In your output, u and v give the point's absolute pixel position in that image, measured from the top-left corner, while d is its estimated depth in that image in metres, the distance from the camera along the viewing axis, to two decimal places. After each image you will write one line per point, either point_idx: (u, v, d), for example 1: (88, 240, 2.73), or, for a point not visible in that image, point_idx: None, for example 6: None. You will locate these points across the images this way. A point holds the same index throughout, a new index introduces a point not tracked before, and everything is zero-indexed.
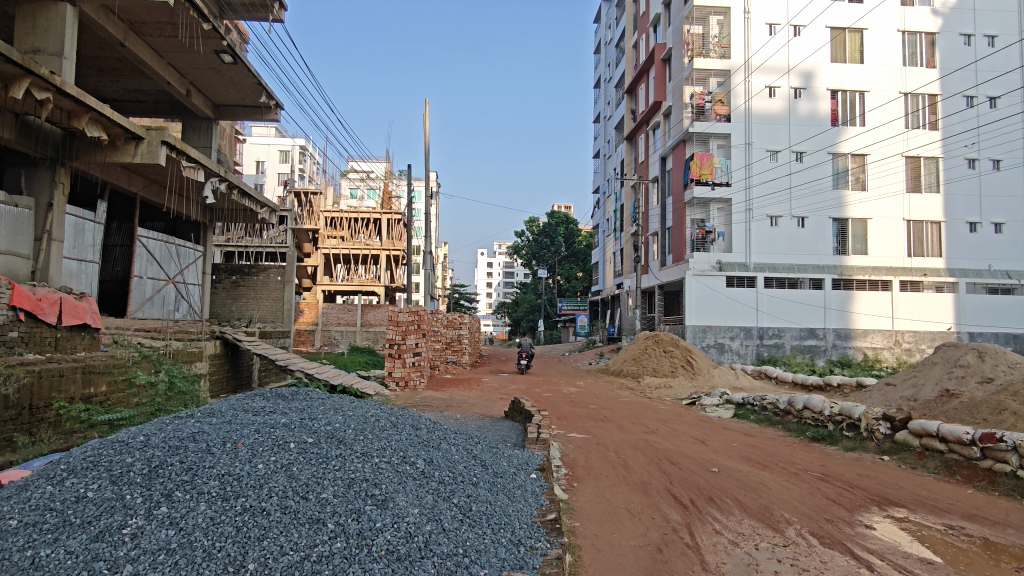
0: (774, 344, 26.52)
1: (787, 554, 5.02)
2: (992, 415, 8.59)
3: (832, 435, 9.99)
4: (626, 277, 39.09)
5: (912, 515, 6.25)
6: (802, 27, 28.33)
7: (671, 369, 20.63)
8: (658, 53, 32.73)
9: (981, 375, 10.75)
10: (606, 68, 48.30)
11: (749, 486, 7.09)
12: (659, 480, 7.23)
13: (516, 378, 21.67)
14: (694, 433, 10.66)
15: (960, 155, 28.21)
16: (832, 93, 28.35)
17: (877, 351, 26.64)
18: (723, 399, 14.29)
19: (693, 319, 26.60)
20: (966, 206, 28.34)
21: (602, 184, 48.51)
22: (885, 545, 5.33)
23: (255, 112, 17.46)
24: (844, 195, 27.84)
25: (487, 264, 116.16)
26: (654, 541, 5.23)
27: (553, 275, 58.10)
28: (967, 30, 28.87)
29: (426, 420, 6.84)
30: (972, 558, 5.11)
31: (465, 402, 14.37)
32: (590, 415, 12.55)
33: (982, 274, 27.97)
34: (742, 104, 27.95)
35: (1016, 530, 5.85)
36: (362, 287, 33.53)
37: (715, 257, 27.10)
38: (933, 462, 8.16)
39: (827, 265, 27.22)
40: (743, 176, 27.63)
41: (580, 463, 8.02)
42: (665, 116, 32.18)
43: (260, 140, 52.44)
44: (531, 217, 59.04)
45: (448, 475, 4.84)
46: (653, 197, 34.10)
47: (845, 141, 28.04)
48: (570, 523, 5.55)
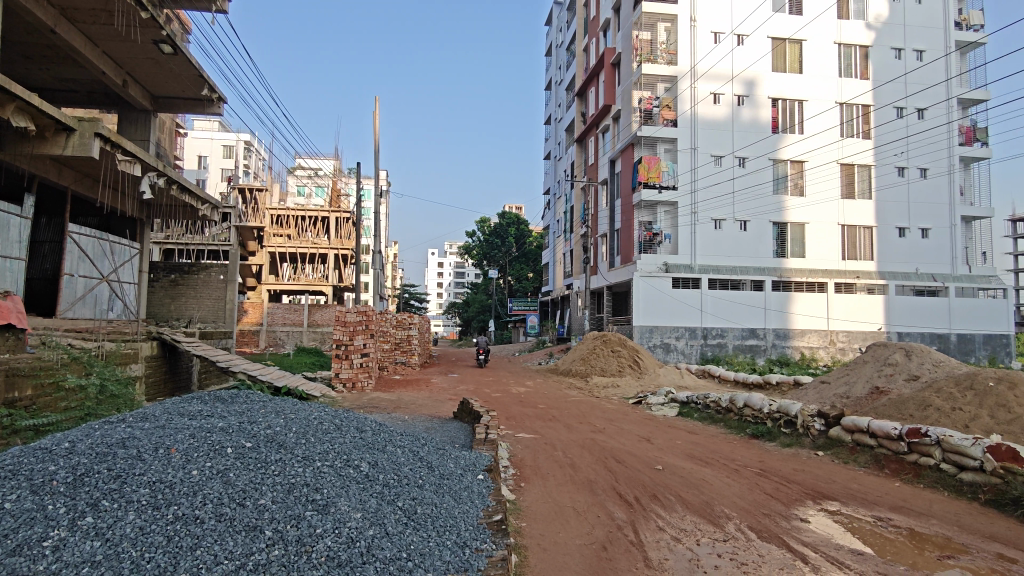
0: (717, 344, 27.13)
1: (726, 548, 5.16)
2: (918, 411, 9.04)
3: (770, 432, 10.33)
4: (575, 277, 39.49)
5: (844, 508, 6.51)
6: (745, 37, 29.26)
7: (619, 369, 20.92)
8: (608, 57, 33.20)
9: (907, 373, 11.30)
10: (557, 70, 48.73)
11: (692, 483, 7.25)
12: (605, 478, 7.32)
13: (465, 379, 21.61)
14: (639, 432, 10.82)
15: (890, 164, 29.82)
16: (773, 101, 29.33)
17: (813, 351, 27.67)
18: (668, 398, 14.59)
19: (640, 319, 26.94)
20: (896, 212, 29.76)
21: (553, 185, 48.98)
22: (818, 538, 5.53)
23: (196, 105, 16.86)
24: (783, 199, 28.86)
25: (437, 264, 115.49)
26: (599, 539, 5.30)
27: (503, 276, 58.28)
28: (898, 44, 30.29)
29: (371, 422, 6.77)
30: (899, 548, 5.37)
31: (413, 403, 14.22)
32: (539, 415, 12.58)
33: (910, 277, 29.42)
34: (689, 110, 28.61)
35: (940, 521, 6.15)
36: (309, 286, 32.85)
37: (662, 259, 27.71)
38: (865, 457, 8.52)
39: (767, 268, 28.44)
40: (689, 181, 28.31)
41: (527, 463, 8.05)
42: (614, 120, 32.69)
43: (203, 134, 50.81)
44: (482, 218, 59.10)
45: (392, 478, 4.79)
46: (602, 198, 34.54)
47: (784, 148, 29.09)
48: (517, 523, 5.56)
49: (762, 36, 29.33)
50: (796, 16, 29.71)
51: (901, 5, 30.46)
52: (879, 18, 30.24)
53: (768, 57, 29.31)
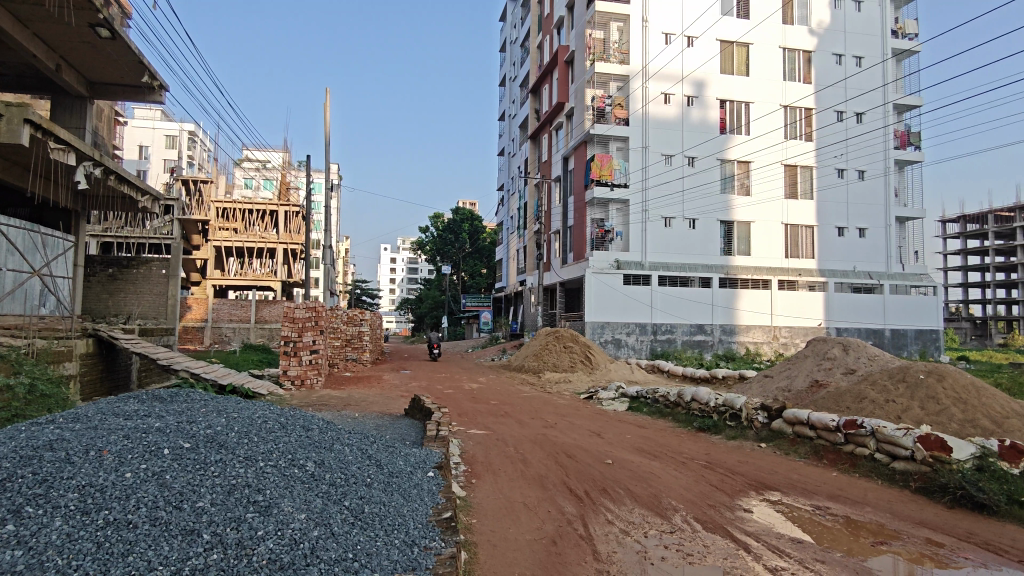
0: (667, 339, 27.62)
1: (673, 540, 5.27)
2: (854, 403, 9.42)
3: (716, 425, 10.59)
4: (529, 274, 39.62)
5: (785, 498, 6.73)
6: (695, 39, 29.88)
7: (571, 365, 21.12)
8: (562, 55, 33.41)
9: (845, 367, 11.78)
10: (511, 67, 48.77)
11: (641, 476, 7.38)
12: (556, 473, 7.38)
13: (417, 376, 21.44)
14: (590, 427, 10.92)
15: (830, 166, 30.96)
16: (721, 103, 30.05)
17: (758, 346, 28.50)
18: (619, 393, 14.80)
19: (592, 315, 27.20)
20: (835, 212, 30.92)
21: (506, 182, 49.06)
22: (761, 527, 5.69)
23: (136, 92, 16.16)
24: (730, 198, 29.63)
25: (390, 260, 114.26)
26: (549, 533, 5.34)
27: (457, 272, 58.06)
28: (839, 50, 31.42)
29: (319, 420, 6.62)
30: (836, 535, 5.58)
31: (364, 400, 14.02)
32: (491, 411, 12.57)
33: (848, 275, 30.65)
34: (640, 109, 29.04)
35: (874, 508, 6.42)
36: (256, 282, 31.94)
37: (613, 256, 28.08)
38: (804, 448, 8.84)
39: (714, 265, 29.10)
40: (640, 179, 28.80)
41: (478, 459, 8.05)
42: (567, 117, 32.91)
43: (143, 123, 48.76)
44: (435, 213, 58.72)
45: (340, 477, 4.70)
46: (555, 195, 34.73)
47: (731, 149, 29.83)
48: (467, 520, 5.54)
49: (711, 38, 29.99)
50: (743, 19, 30.48)
51: (841, 13, 31.63)
52: (821, 24, 31.31)
53: (716, 60, 30.00)
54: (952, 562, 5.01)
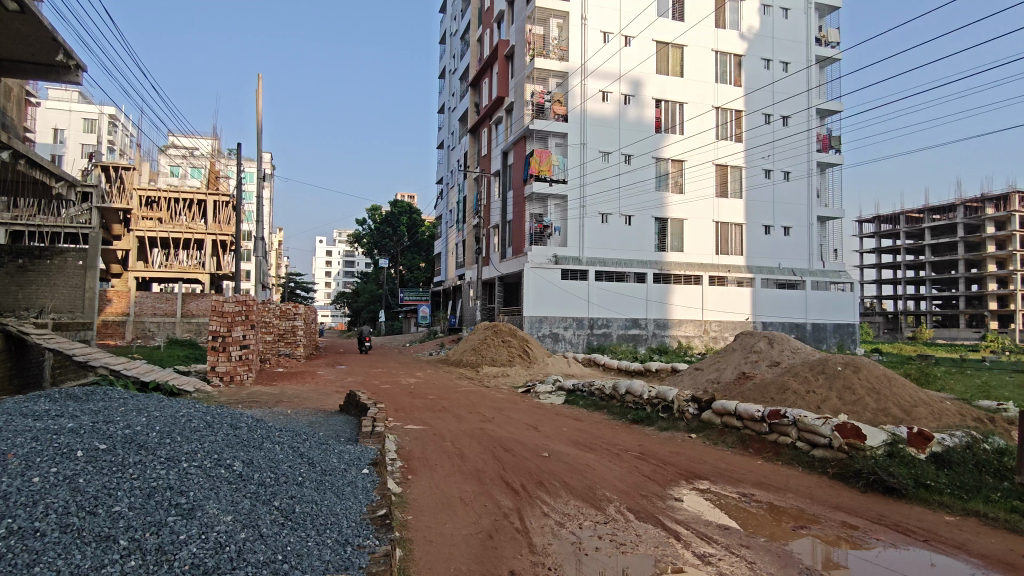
0: (603, 333, 28.13)
1: (607, 530, 5.38)
2: (778, 394, 9.86)
3: (649, 417, 10.88)
4: (467, 268, 39.53)
5: (713, 486, 6.98)
6: (632, 38, 30.42)
7: (509, 359, 21.24)
8: (502, 49, 33.35)
9: (770, 359, 12.30)
10: (451, 59, 48.39)
11: (576, 468, 7.51)
12: (493, 467, 7.41)
13: (353, 371, 21.09)
14: (527, 420, 11.03)
15: (758, 167, 32.23)
16: (656, 102, 30.74)
17: (689, 340, 29.40)
18: (556, 386, 14.99)
19: (530, 309, 27.38)
20: (762, 211, 32.24)
21: (445, 175, 48.72)
22: (690, 515, 5.89)
23: (50, 72, 15.11)
24: (664, 196, 30.42)
25: (325, 252, 111.52)
26: (486, 528, 5.35)
27: (394, 265, 57.31)
28: (767, 55, 32.66)
29: (248, 417, 6.39)
30: (760, 521, 5.83)
31: (297, 396, 13.68)
32: (429, 406, 12.49)
33: (774, 272, 31.95)
34: (579, 106, 29.39)
35: (795, 494, 6.75)
36: (183, 274, 30.55)
37: (551, 251, 28.30)
38: (732, 438, 9.18)
39: (649, 261, 29.79)
40: (577, 175, 29.18)
41: (415, 455, 7.98)
42: (507, 112, 32.97)
43: (58, 105, 45.73)
44: (373, 205, 57.70)
45: (269, 477, 4.56)
46: (494, 190, 34.79)
47: (666, 147, 30.58)
48: (402, 517, 5.48)
49: (647, 38, 30.59)
50: (678, 21, 31.23)
51: (770, 19, 32.89)
52: (751, 29, 32.51)
53: (652, 60, 30.66)
54: (864, 543, 5.32)
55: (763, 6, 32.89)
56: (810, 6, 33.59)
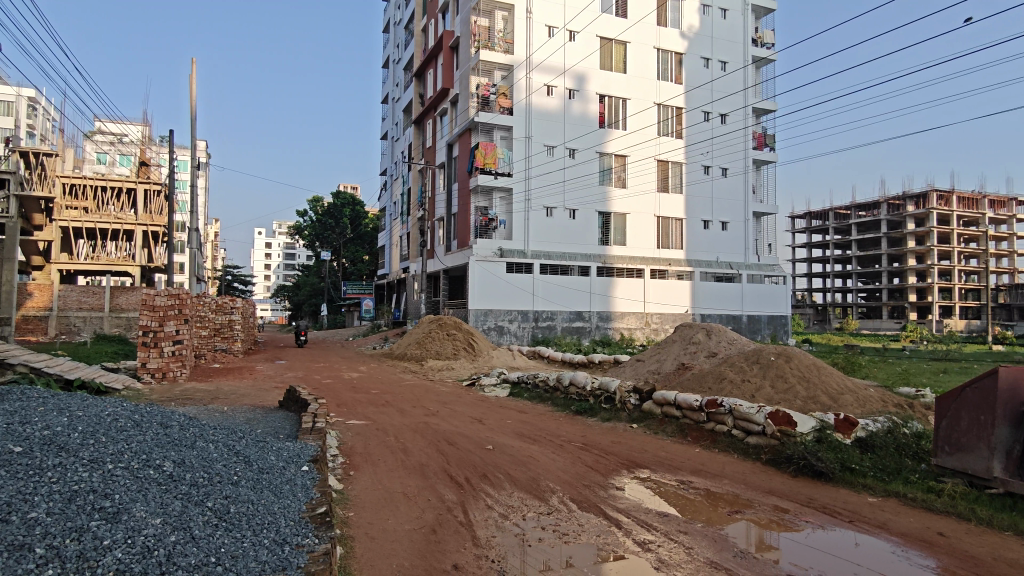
0: (547, 326, 28.36)
1: (550, 521, 5.43)
2: (715, 383, 10.19)
3: (592, 408, 11.06)
4: (412, 261, 39.12)
5: (653, 475, 7.15)
6: (576, 33, 30.60)
7: (453, 352, 21.15)
8: (446, 40, 33.01)
9: (708, 350, 12.68)
10: (395, 49, 47.63)
11: (520, 460, 7.54)
12: (437, 461, 7.36)
13: (293, 366, 20.57)
14: (472, 413, 11.02)
15: (698, 163, 33.06)
16: (600, 97, 31.08)
17: (631, 331, 30.01)
18: (500, 379, 15.06)
19: (475, 302, 27.30)
20: (701, 206, 33.11)
21: (389, 166, 48.04)
22: (631, 503, 6.02)
23: None
24: (607, 190, 30.83)
25: (264, 245, 108.43)
26: (429, 522, 5.32)
27: (337, 258, 56.21)
28: (706, 54, 33.51)
29: (180, 416, 6.14)
30: (698, 507, 6.00)
31: (233, 393, 13.24)
32: (372, 400, 12.33)
33: (712, 265, 32.74)
34: (524, 99, 29.43)
35: (731, 480, 6.99)
36: (111, 266, 29.06)
37: (496, 244, 28.26)
38: (671, 427, 9.42)
39: (592, 254, 30.17)
40: (522, 168, 29.25)
41: (357, 450, 7.86)
42: (452, 104, 32.69)
43: None
44: (314, 196, 56.37)
45: (202, 477, 4.40)
46: (439, 181, 34.52)
47: (609, 142, 31.02)
48: (343, 514, 5.39)
49: (591, 34, 30.88)
50: (621, 18, 31.61)
51: (709, 19, 33.74)
52: (691, 28, 33.27)
53: (596, 55, 30.98)
54: (795, 525, 5.55)
55: (702, 6, 33.69)
56: (747, 7, 34.62)
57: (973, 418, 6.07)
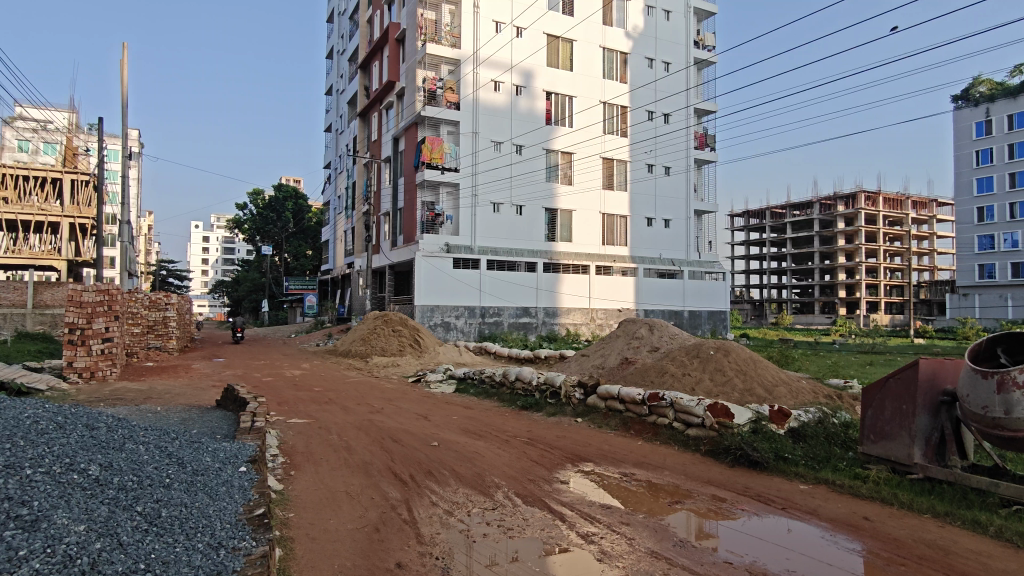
0: (494, 322, 28.41)
1: (495, 516, 5.44)
2: (657, 377, 10.43)
3: (537, 403, 11.16)
4: (357, 256, 38.48)
5: (597, 467, 7.26)
6: (523, 30, 30.67)
7: (399, 348, 20.92)
8: (392, 32, 32.58)
9: (650, 345, 12.96)
10: (339, 39, 46.70)
11: (465, 456, 7.52)
12: (381, 459, 7.27)
13: (231, 364, 19.91)
14: (417, 409, 10.93)
15: (641, 162, 33.69)
16: (547, 94, 31.26)
17: (577, 327, 30.36)
18: (446, 375, 15.00)
19: (422, 298, 27.05)
20: (645, 204, 33.76)
21: (333, 160, 47.07)
22: (575, 497, 6.09)
23: None
24: (554, 187, 31.05)
25: (201, 238, 104.61)
26: (372, 520, 5.25)
27: (279, 253, 54.78)
28: (650, 54, 34.16)
29: (109, 416, 5.86)
30: (641, 498, 6.13)
31: (168, 392, 12.73)
32: (314, 398, 12.08)
33: (655, 262, 33.59)
34: (471, 94, 29.37)
35: (671, 471, 7.16)
36: (35, 260, 27.21)
37: (443, 240, 28.04)
38: (615, 420, 9.58)
39: (539, 251, 30.35)
40: (469, 163, 29.14)
41: (298, 449, 7.68)
42: (398, 97, 32.26)
43: None
44: (254, 189, 54.78)
45: (131, 481, 4.21)
46: (385, 176, 34.07)
47: (556, 139, 31.27)
48: (284, 515, 5.26)
49: (538, 31, 31.02)
50: (567, 16, 31.86)
51: (653, 20, 34.42)
52: (635, 28, 33.85)
53: (542, 52, 31.13)
54: (731, 514, 5.73)
55: (646, 7, 34.32)
56: (688, 10, 35.49)
57: (896, 408, 6.42)
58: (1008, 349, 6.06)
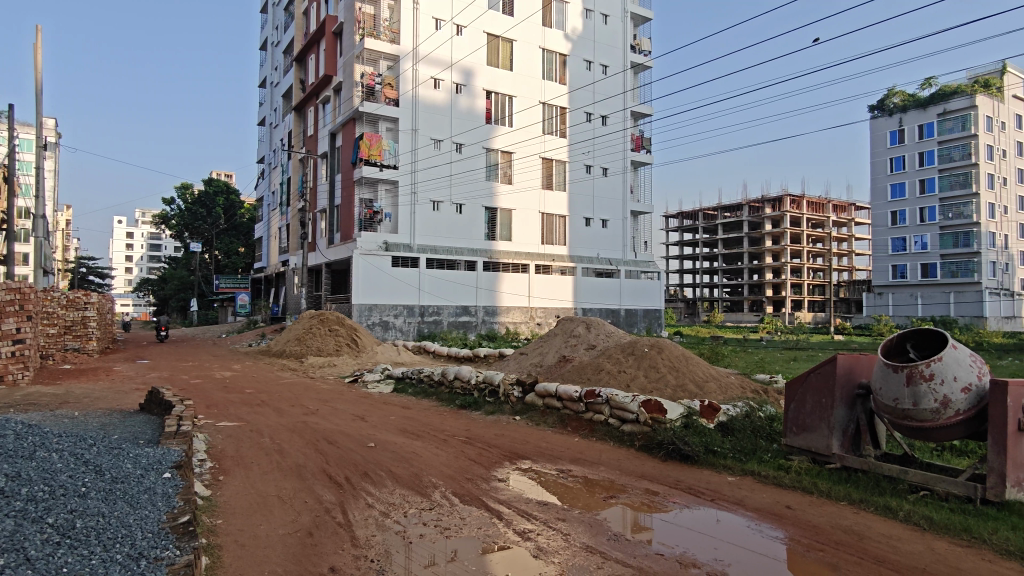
0: (434, 320, 28.23)
1: (432, 516, 5.40)
2: (593, 374, 10.60)
3: (476, 402, 11.16)
4: (292, 254, 37.44)
5: (535, 465, 7.33)
6: (463, 28, 30.57)
7: (336, 348, 20.49)
8: (328, 25, 31.80)
9: (587, 343, 13.18)
10: (273, 31, 45.34)
11: (402, 456, 7.44)
12: (315, 461, 7.10)
13: (157, 365, 18.99)
14: (354, 410, 10.73)
15: (580, 162, 34.18)
16: (487, 93, 31.28)
17: (517, 325, 30.54)
18: (384, 374, 14.80)
19: (360, 297, 26.54)
20: (583, 204, 34.25)
21: (267, 154, 45.63)
22: (512, 494, 6.12)
23: None
24: (494, 186, 31.09)
25: (125, 234, 99.49)
26: (305, 525, 5.12)
27: (209, 250, 52.75)
28: (589, 57, 34.68)
29: (18, 424, 5.50)
30: (578, 494, 6.21)
31: (87, 396, 12.04)
32: (245, 400, 11.69)
33: (594, 261, 34.16)
34: (410, 91, 29.00)
35: (606, 467, 7.30)
36: None
37: (382, 238, 27.62)
38: (553, 418, 9.68)
39: (479, 249, 30.32)
40: (408, 161, 28.81)
41: (228, 453, 7.41)
42: (335, 91, 31.57)
43: None
44: (182, 183, 52.56)
45: (42, 492, 3.96)
46: (321, 171, 33.30)
47: (496, 138, 31.33)
48: (211, 522, 5.07)
49: (478, 30, 30.98)
50: (507, 16, 31.95)
51: (591, 23, 34.96)
52: (574, 30, 34.28)
53: (482, 51, 31.12)
54: (664, 507, 5.89)
55: (585, 10, 34.81)
56: (625, 14, 36.25)
57: (816, 402, 6.74)
58: (916, 344, 6.47)
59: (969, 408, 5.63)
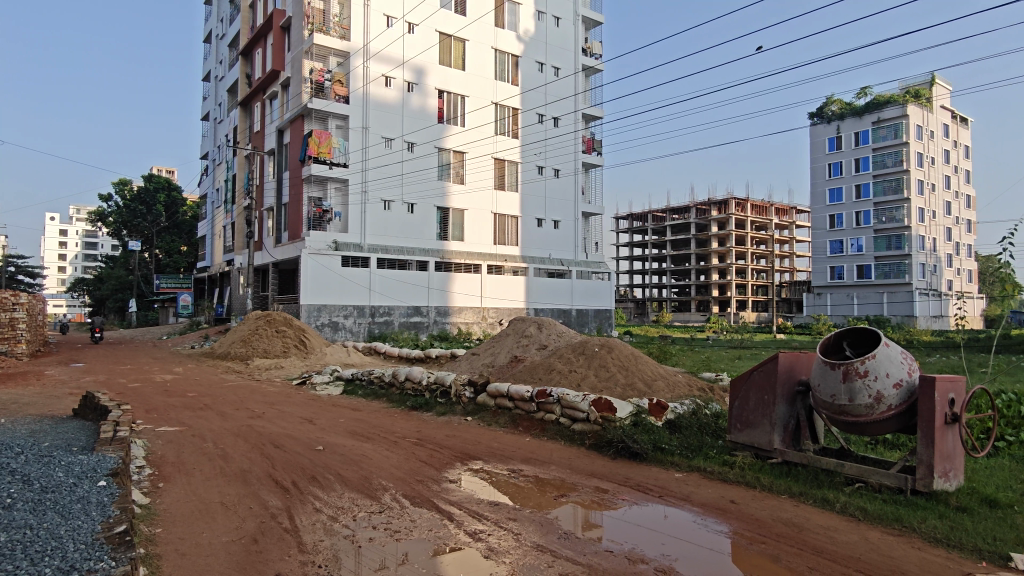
0: (384, 321, 27.89)
1: (381, 519, 5.33)
2: (544, 374, 10.65)
3: (428, 403, 11.08)
4: (237, 253, 36.42)
5: (486, 465, 7.32)
6: (415, 26, 30.32)
7: (283, 349, 20.03)
8: (276, 20, 30.99)
9: (539, 343, 13.25)
10: (218, 23, 43.98)
11: (351, 459, 7.33)
12: (260, 466, 6.92)
13: (92, 369, 18.15)
14: (301, 413, 10.49)
15: (532, 163, 34.36)
16: (439, 92, 31.10)
17: (468, 326, 30.47)
18: (333, 376, 14.53)
19: (308, 297, 26.02)
20: (535, 205, 34.43)
21: (211, 150, 44.23)
22: (464, 495, 6.10)
23: None
24: (446, 185, 30.92)
25: (58, 232, 94.75)
26: (249, 532, 4.98)
27: (149, 249, 50.81)
28: (541, 59, 34.90)
29: None
30: (529, 493, 6.24)
31: (15, 402, 11.40)
32: (187, 404, 11.29)
33: (545, 262, 34.42)
34: (360, 88, 28.58)
35: (557, 466, 7.35)
36: None
37: (331, 237, 27.16)
38: (504, 418, 9.70)
39: (431, 249, 30.12)
40: (359, 159, 28.36)
41: (168, 459, 7.14)
42: (284, 87, 30.90)
43: None
44: (120, 179, 50.51)
45: None
46: (268, 169, 32.53)
47: (448, 137, 31.17)
48: (149, 532, 4.87)
49: (430, 28, 30.75)
50: (459, 15, 31.85)
51: (543, 25, 35.20)
52: (527, 32, 34.45)
53: (435, 49, 30.93)
54: (613, 504, 5.97)
55: (537, 13, 35.02)
56: (577, 18, 36.64)
57: (759, 399, 6.96)
58: (852, 343, 6.75)
59: (899, 402, 5.89)
